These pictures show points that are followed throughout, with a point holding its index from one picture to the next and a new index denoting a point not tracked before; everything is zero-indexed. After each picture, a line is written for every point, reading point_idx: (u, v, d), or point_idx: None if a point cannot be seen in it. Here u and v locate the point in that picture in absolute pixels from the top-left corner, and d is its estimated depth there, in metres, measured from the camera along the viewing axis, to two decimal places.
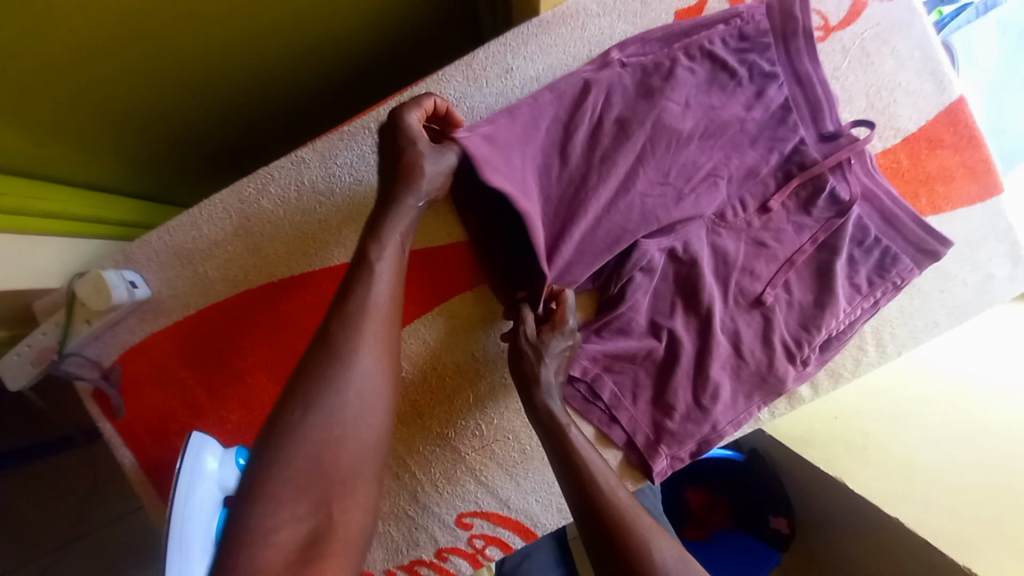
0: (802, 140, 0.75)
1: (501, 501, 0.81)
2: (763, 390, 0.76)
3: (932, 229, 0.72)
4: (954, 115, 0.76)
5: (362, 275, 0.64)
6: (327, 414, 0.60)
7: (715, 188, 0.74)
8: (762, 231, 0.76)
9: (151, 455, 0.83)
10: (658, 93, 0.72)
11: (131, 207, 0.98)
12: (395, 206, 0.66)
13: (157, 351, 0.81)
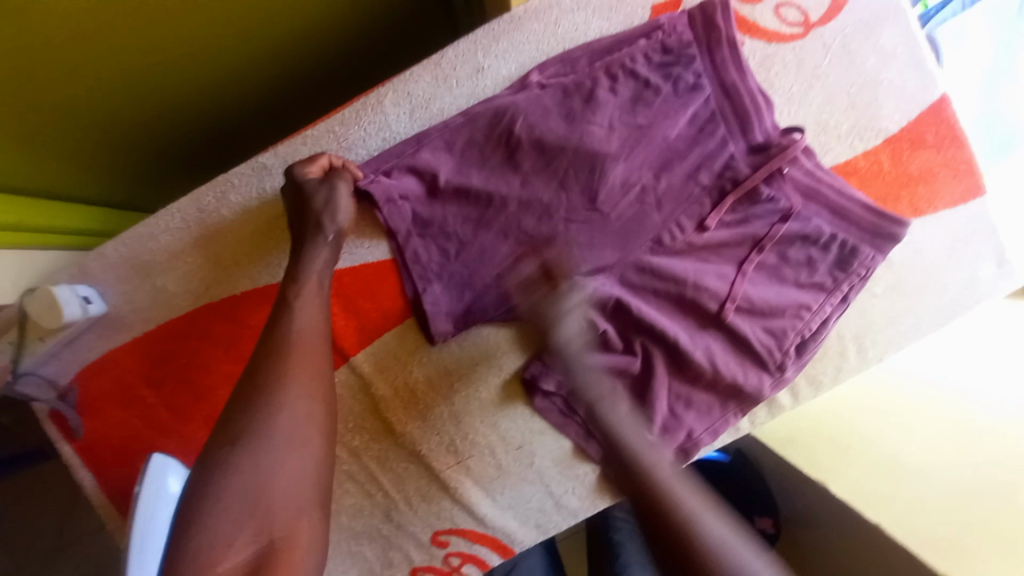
0: (730, 156, 0.73)
1: (478, 518, 0.78)
2: (739, 399, 0.75)
3: (885, 212, 0.71)
4: (939, 112, 0.74)
5: (283, 308, 0.62)
6: (256, 446, 0.53)
7: (645, 216, 0.73)
8: (702, 251, 0.74)
9: (115, 477, 0.80)
10: (580, 117, 0.72)
11: (99, 216, 0.93)
12: (308, 253, 0.68)
13: (118, 369, 0.77)
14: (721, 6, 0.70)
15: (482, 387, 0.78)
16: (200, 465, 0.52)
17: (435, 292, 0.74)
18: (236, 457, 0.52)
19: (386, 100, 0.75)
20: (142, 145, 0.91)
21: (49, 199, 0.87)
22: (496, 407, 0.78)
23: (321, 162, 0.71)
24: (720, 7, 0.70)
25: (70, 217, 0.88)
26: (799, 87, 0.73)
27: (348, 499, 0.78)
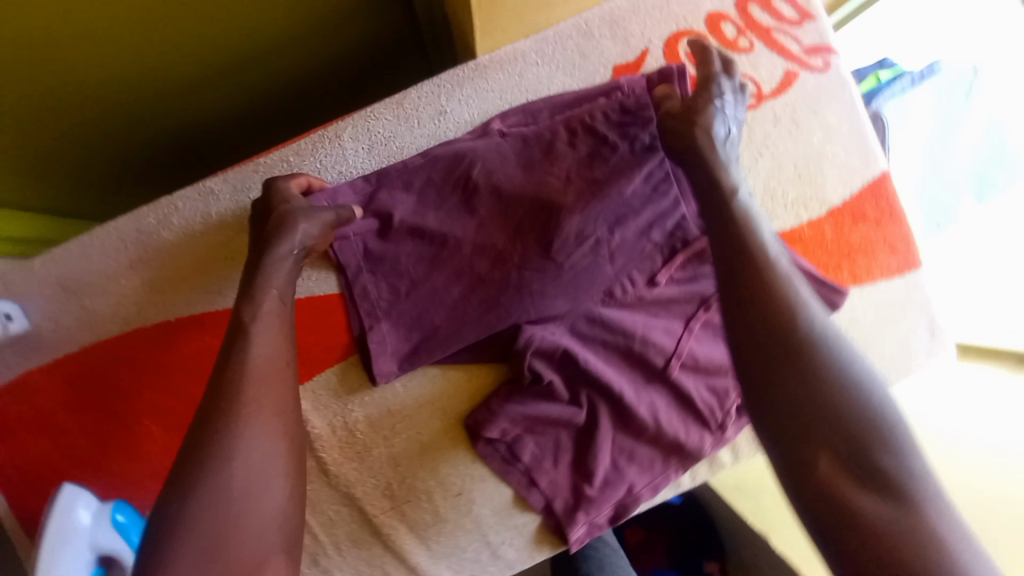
0: (682, 215, 0.74)
1: (411, 567, 0.76)
2: (681, 457, 0.75)
3: (827, 282, 0.73)
4: (878, 188, 0.77)
5: (235, 341, 0.55)
6: (213, 495, 0.48)
7: (596, 267, 0.72)
8: (651, 304, 0.75)
9: (21, 507, 0.74)
10: (539, 166, 0.73)
11: (36, 222, 0.90)
12: (270, 263, 0.60)
13: (34, 393, 0.73)
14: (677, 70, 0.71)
15: (423, 429, 0.76)
16: (158, 516, 0.48)
17: (384, 332, 0.73)
18: (196, 508, 0.47)
19: (344, 134, 0.74)
20: (88, 154, 0.87)
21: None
22: (437, 452, 0.76)
23: (302, 181, 0.70)
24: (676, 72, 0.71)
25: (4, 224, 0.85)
26: (750, 155, 0.76)
27: None
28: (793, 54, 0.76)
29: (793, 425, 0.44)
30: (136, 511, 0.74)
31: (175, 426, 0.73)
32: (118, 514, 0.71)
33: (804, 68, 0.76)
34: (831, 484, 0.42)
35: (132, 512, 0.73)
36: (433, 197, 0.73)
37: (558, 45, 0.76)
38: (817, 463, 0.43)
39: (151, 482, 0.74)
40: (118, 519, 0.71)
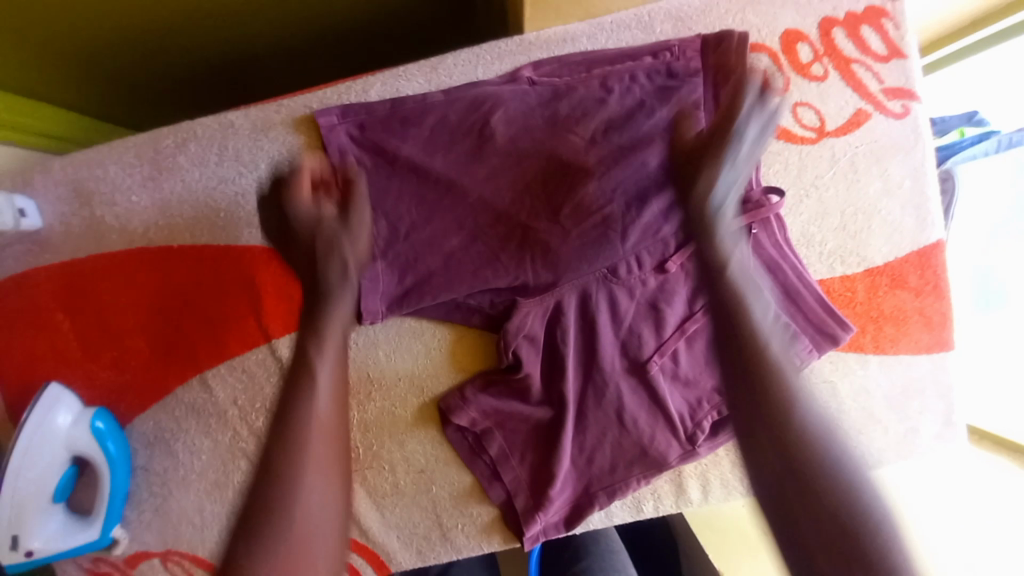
0: None
1: (361, 529, 0.77)
2: (644, 464, 0.73)
3: (835, 312, 0.69)
4: (926, 258, 0.70)
5: (297, 377, 0.48)
6: (274, 560, 0.42)
7: (606, 242, 0.71)
8: (656, 291, 0.72)
9: (7, 395, 0.76)
10: (562, 123, 0.68)
11: (64, 119, 0.92)
12: (328, 301, 0.51)
13: (37, 288, 0.75)
14: (736, 36, 0.65)
15: (398, 402, 0.76)
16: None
17: (378, 270, 0.71)
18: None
19: (372, 90, 0.71)
20: (126, 61, 0.86)
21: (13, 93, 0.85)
22: (406, 427, 0.76)
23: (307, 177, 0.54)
24: (734, 38, 0.65)
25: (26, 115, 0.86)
26: (793, 195, 0.70)
27: (238, 477, 0.77)
28: (869, 92, 0.68)
29: (773, 449, 0.45)
30: (116, 420, 0.76)
31: (162, 347, 0.75)
32: (96, 421, 0.74)
33: (879, 110, 0.69)
34: (789, 506, 0.44)
35: (112, 421, 0.75)
36: (449, 169, 0.70)
37: (613, 34, 0.70)
38: (787, 478, 0.44)
39: (132, 396, 0.76)
40: (97, 425, 0.74)
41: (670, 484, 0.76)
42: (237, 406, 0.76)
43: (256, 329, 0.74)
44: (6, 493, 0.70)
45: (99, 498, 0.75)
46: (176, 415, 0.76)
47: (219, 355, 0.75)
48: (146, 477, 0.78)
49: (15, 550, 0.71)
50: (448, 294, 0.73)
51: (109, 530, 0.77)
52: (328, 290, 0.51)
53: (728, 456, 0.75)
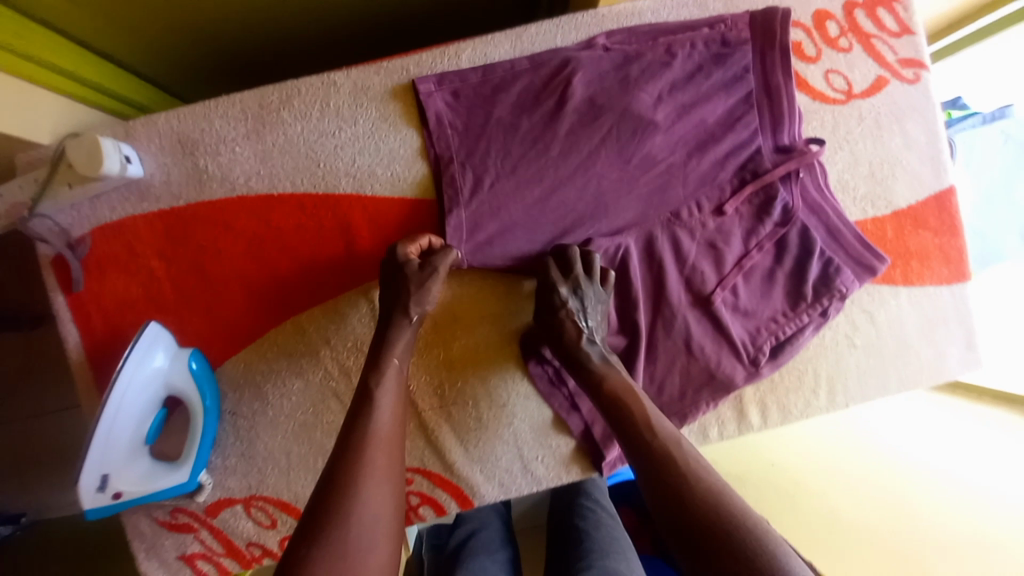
0: (758, 148, 0.79)
1: (446, 464, 0.82)
2: (712, 388, 0.81)
3: (871, 247, 0.79)
4: (943, 200, 0.82)
5: (362, 408, 0.63)
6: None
7: (671, 191, 0.79)
8: (714, 233, 0.80)
9: (98, 340, 0.79)
10: (634, 84, 0.77)
11: (146, 92, 0.95)
12: (394, 327, 0.70)
13: (132, 235, 0.78)
14: (781, 12, 0.76)
15: (481, 340, 0.81)
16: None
17: (463, 217, 0.77)
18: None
19: (463, 55, 0.79)
20: (208, 40, 0.91)
21: (103, 61, 0.87)
22: (491, 364, 0.81)
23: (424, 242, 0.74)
24: (779, 13, 0.76)
25: (114, 82, 0.87)
26: (829, 147, 0.82)
27: (327, 416, 0.80)
28: (887, 62, 0.81)
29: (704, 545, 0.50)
30: (207, 362, 0.79)
31: (258, 291, 0.79)
32: (192, 361, 0.76)
33: (895, 78, 0.81)
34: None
35: (205, 363, 0.78)
36: (533, 123, 0.78)
37: (673, 11, 0.81)
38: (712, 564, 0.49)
39: (226, 339, 0.80)
40: (193, 365, 0.76)
41: (732, 412, 0.83)
42: (329, 345, 0.80)
43: (350, 271, 0.79)
44: (99, 436, 0.68)
45: (190, 441, 0.76)
46: (268, 357, 0.80)
47: (315, 298, 0.79)
48: (234, 421, 0.80)
49: (102, 492, 0.70)
50: (527, 238, 0.79)
51: (197, 474, 0.77)
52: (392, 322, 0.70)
53: (782, 383, 0.83)
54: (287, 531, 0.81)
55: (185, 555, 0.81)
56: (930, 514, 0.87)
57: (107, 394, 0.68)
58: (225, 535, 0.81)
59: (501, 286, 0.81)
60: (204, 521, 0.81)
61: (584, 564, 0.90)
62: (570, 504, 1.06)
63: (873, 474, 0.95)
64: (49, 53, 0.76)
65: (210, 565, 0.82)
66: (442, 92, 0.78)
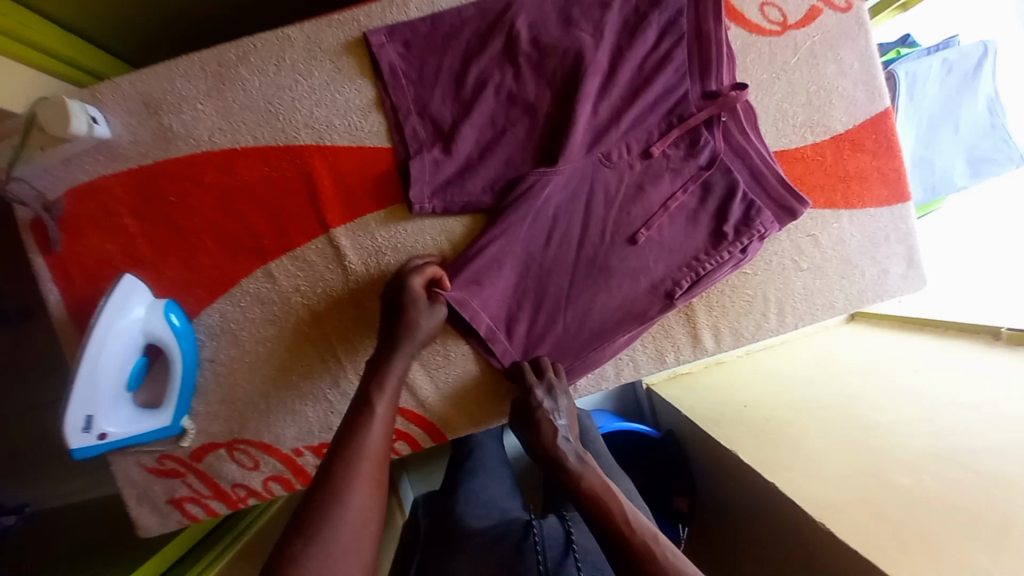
0: (685, 93, 0.82)
1: (419, 400, 0.87)
2: (630, 321, 0.85)
3: (791, 189, 0.81)
4: (879, 124, 0.86)
5: (358, 422, 0.66)
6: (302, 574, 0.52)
7: (612, 130, 0.82)
8: (642, 175, 0.83)
9: (79, 296, 0.83)
10: (575, 24, 0.80)
11: (100, 61, 0.98)
12: (387, 360, 0.73)
13: (105, 195, 0.82)
14: None
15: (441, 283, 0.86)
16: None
17: (424, 161, 0.81)
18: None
19: (411, 3, 0.81)
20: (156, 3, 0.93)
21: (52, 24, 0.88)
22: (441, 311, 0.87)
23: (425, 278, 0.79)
24: None
25: (68, 48, 0.90)
26: (767, 78, 0.85)
27: (302, 361, 0.84)
28: None
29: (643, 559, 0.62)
30: (184, 315, 0.83)
31: (227, 243, 0.82)
32: (170, 314, 0.80)
33: (828, 7, 0.84)
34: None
35: (183, 315, 0.82)
36: (481, 68, 0.81)
37: None
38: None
39: (200, 291, 0.83)
40: (171, 319, 0.80)
41: (688, 336, 0.88)
42: (300, 293, 0.83)
43: (315, 220, 0.83)
44: (81, 379, 0.72)
45: (171, 386, 0.80)
46: (242, 305, 0.83)
47: (283, 247, 0.83)
48: (213, 368, 0.84)
49: (88, 432, 0.74)
50: (482, 180, 0.82)
51: (179, 419, 0.82)
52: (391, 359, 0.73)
53: (733, 307, 0.88)
54: (270, 471, 0.85)
55: (175, 499, 0.86)
56: (875, 423, 0.94)
57: (88, 340, 0.72)
58: (211, 478, 0.86)
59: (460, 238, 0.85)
60: (190, 465, 0.85)
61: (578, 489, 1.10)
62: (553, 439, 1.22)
63: (829, 399, 1.05)
64: (21, 27, 0.81)
65: (199, 507, 0.86)
66: (393, 43, 0.81)
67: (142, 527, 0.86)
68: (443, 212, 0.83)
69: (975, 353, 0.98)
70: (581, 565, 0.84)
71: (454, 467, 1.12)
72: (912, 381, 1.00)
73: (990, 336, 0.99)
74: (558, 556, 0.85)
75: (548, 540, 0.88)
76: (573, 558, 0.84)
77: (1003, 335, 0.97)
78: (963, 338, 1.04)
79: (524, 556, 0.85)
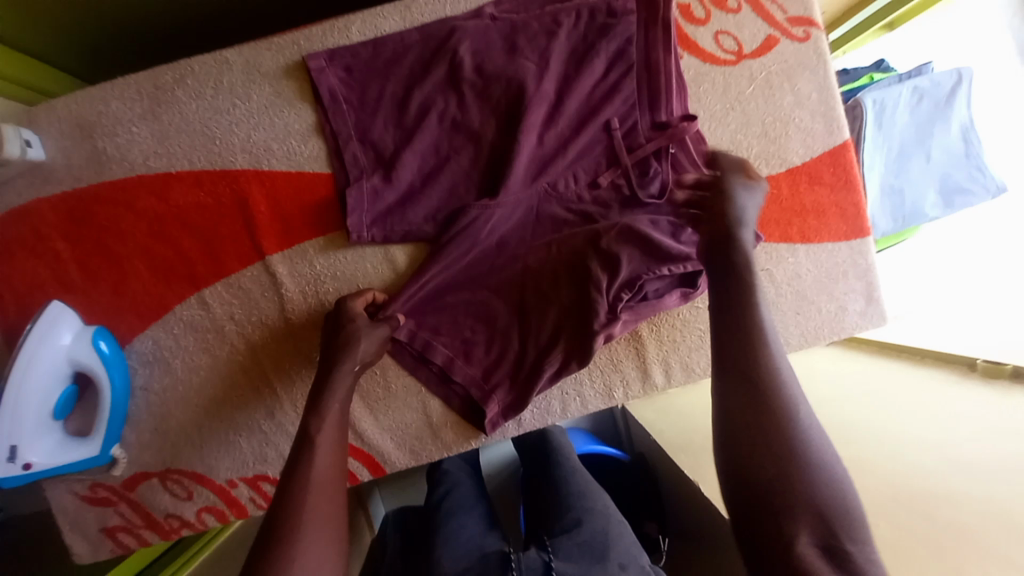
0: (635, 123, 0.79)
1: (358, 432, 0.84)
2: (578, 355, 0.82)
3: None
4: (836, 157, 0.83)
5: (302, 454, 0.58)
6: None
7: (558, 161, 0.79)
8: (589, 204, 0.81)
9: (11, 319, 0.80)
10: (520, 53, 0.78)
11: (45, 74, 0.95)
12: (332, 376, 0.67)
13: (40, 219, 0.80)
14: None
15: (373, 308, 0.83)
16: None
17: (362, 189, 0.79)
18: None
19: (352, 27, 0.79)
20: (99, 15, 0.90)
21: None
22: None
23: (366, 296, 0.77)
24: None
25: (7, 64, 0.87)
26: (721, 108, 0.83)
27: (235, 389, 0.82)
28: (777, 21, 0.81)
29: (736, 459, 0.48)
30: (115, 341, 0.81)
31: (161, 268, 0.80)
32: (102, 342, 0.78)
33: (785, 36, 0.82)
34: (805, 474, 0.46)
35: (113, 342, 0.80)
36: (423, 95, 0.79)
37: None
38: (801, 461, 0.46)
39: (133, 317, 0.81)
40: (101, 346, 0.78)
41: (637, 371, 0.86)
42: (234, 320, 0.81)
43: (251, 247, 0.81)
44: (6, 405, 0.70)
45: (100, 415, 0.78)
46: (175, 333, 0.81)
47: (217, 273, 0.81)
48: (145, 395, 0.82)
49: (12, 462, 0.71)
50: (424, 209, 0.80)
51: (109, 448, 0.80)
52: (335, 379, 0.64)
53: (684, 342, 0.86)
54: (203, 502, 0.83)
55: (106, 528, 0.84)
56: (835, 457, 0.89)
57: (14, 363, 0.71)
58: (144, 508, 0.84)
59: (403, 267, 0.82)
60: (122, 495, 0.83)
61: (562, 507, 0.95)
62: (536, 461, 1.10)
63: None
64: None
65: (131, 537, 0.84)
66: (333, 68, 0.79)
67: (75, 554, 0.84)
68: (383, 241, 0.80)
69: (947, 384, 0.93)
70: None
71: (429, 514, 0.98)
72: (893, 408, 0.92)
73: (964, 368, 0.94)
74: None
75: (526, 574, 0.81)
76: None
77: (979, 367, 0.92)
78: (936, 366, 0.98)
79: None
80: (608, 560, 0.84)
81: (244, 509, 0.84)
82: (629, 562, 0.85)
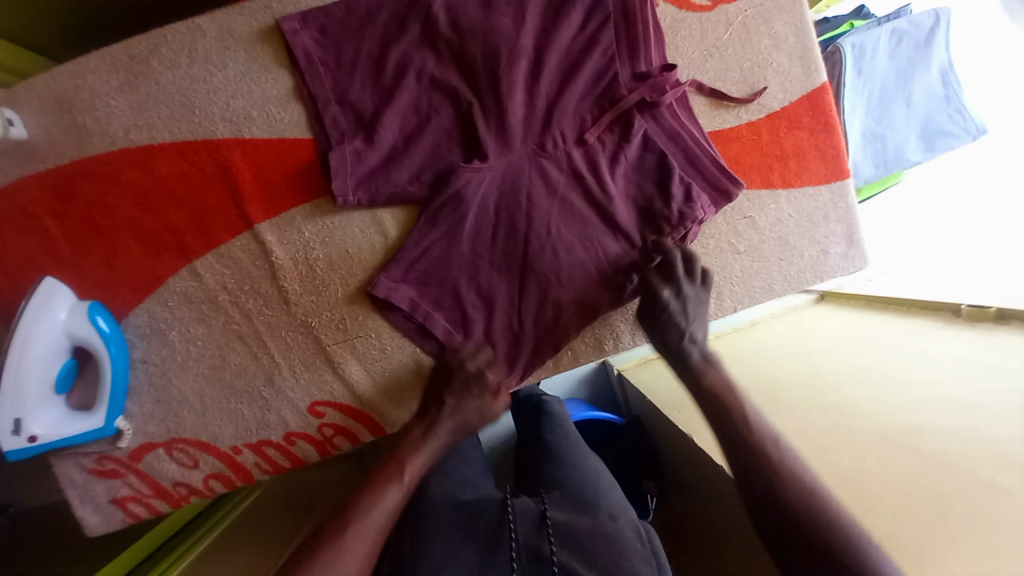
0: (615, 74, 0.80)
1: (357, 396, 0.85)
2: (582, 314, 0.83)
3: (726, 169, 0.80)
4: (816, 99, 0.84)
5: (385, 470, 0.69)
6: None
7: (539, 119, 0.80)
8: (580, 161, 0.81)
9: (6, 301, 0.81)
10: (495, 7, 0.78)
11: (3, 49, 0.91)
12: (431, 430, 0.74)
13: (23, 196, 0.80)
14: None
15: (364, 272, 0.83)
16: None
17: (345, 151, 0.79)
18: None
19: None
20: None
21: None
22: (362, 300, 0.83)
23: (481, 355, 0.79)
24: None
25: None
26: (699, 55, 0.83)
27: (234, 358, 0.84)
28: None
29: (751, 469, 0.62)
30: (112, 315, 0.82)
31: (150, 240, 0.81)
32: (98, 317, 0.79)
33: None
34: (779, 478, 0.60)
35: (111, 319, 0.81)
36: (401, 54, 0.78)
37: None
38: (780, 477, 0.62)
39: (125, 291, 0.82)
40: (99, 323, 0.79)
41: (627, 324, 0.88)
42: (228, 290, 0.82)
43: (238, 215, 0.81)
44: (7, 379, 0.72)
45: (102, 388, 0.80)
46: (170, 305, 0.82)
47: (206, 244, 0.81)
48: (145, 368, 0.84)
49: (18, 435, 0.74)
50: (408, 169, 0.80)
51: (113, 420, 0.81)
52: (433, 419, 0.75)
53: None
54: (209, 469, 0.86)
55: (117, 499, 0.86)
56: (832, 398, 0.88)
57: (13, 338, 0.73)
58: (152, 477, 0.86)
59: (396, 233, 0.83)
60: (130, 466, 0.85)
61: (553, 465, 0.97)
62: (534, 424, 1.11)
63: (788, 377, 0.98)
64: None
65: (142, 507, 0.87)
66: (307, 30, 0.78)
67: (85, 526, 0.86)
68: (369, 204, 0.81)
69: (933, 329, 0.90)
70: (554, 540, 0.77)
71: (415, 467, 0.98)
72: (884, 354, 0.91)
73: (950, 314, 0.91)
74: (532, 531, 0.78)
75: (522, 514, 0.81)
76: (547, 534, 0.78)
77: (963, 312, 0.88)
78: (922, 314, 0.96)
79: (499, 545, 0.77)
80: (598, 508, 0.84)
81: (250, 474, 0.86)
82: (620, 513, 0.85)
